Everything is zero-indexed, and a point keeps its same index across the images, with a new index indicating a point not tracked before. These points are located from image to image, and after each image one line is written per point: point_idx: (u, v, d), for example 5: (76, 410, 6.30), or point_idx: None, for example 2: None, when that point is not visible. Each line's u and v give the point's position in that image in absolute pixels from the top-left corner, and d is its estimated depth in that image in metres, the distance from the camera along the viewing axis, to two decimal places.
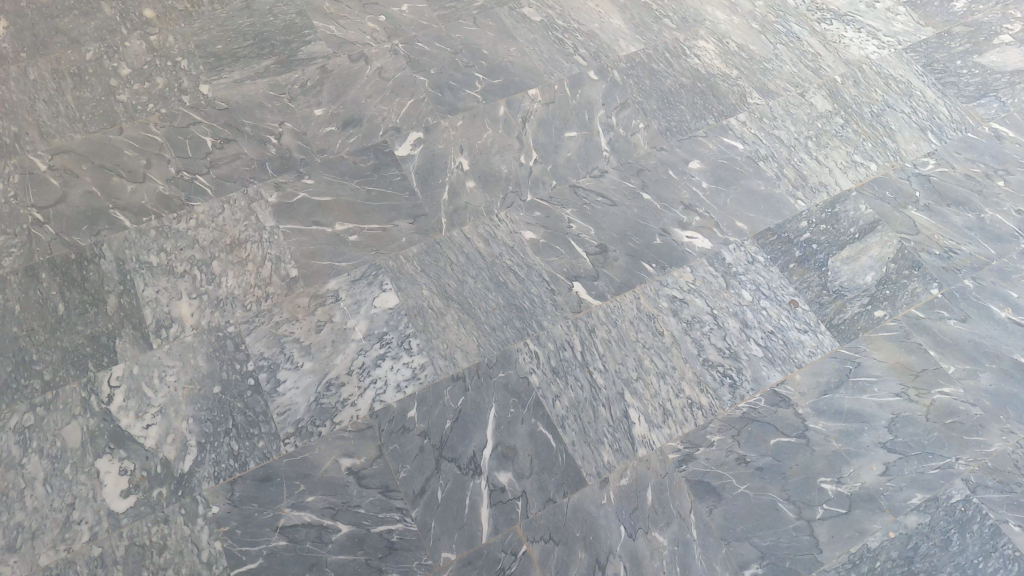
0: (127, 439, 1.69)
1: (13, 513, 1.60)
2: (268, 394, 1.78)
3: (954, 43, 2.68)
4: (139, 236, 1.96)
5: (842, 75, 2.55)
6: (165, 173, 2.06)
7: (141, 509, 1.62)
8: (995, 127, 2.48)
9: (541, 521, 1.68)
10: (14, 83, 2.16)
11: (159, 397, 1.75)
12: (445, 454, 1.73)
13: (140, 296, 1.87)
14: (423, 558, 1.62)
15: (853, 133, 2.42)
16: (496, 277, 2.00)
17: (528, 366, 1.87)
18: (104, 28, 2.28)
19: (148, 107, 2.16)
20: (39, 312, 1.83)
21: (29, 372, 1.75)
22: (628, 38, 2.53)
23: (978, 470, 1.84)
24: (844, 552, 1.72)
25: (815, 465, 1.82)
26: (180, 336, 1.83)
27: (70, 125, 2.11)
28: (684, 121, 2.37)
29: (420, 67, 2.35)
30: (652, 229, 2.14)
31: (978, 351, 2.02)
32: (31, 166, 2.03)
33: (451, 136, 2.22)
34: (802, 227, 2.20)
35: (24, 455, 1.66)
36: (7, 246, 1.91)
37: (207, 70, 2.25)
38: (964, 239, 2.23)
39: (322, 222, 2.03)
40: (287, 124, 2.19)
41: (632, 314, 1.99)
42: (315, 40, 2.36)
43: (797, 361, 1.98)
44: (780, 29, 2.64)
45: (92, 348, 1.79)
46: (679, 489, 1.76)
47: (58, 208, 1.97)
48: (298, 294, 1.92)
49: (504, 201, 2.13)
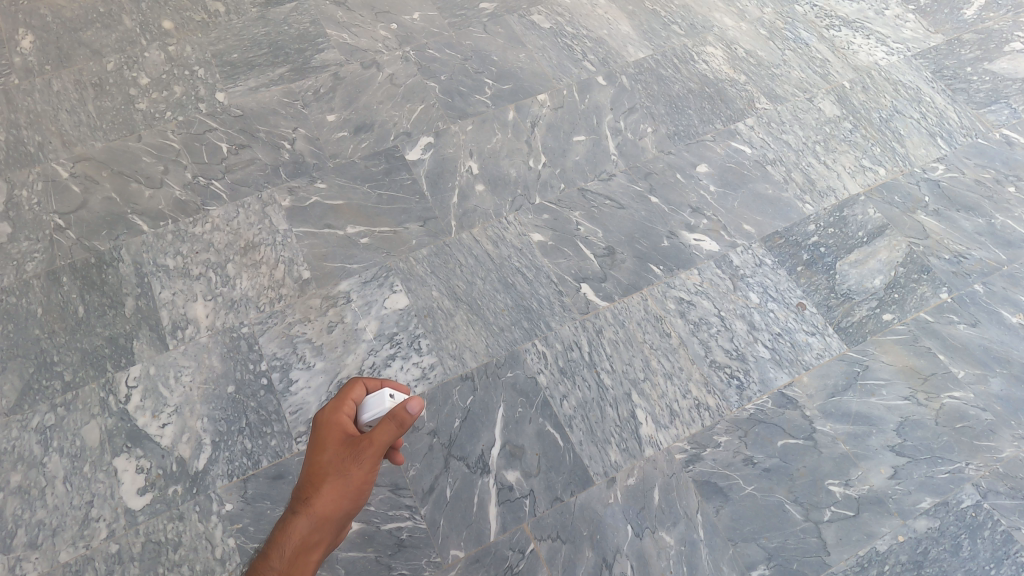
0: (144, 438, 1.73)
1: (34, 510, 1.64)
2: (281, 393, 1.81)
3: (964, 49, 2.68)
4: (157, 240, 2.01)
5: (850, 80, 2.56)
6: (181, 179, 2.11)
7: (157, 506, 1.66)
8: (1006, 133, 2.48)
9: (548, 520, 1.70)
10: (38, 94, 2.22)
11: (175, 397, 1.79)
12: (454, 453, 1.76)
13: (157, 299, 1.92)
14: (432, 555, 1.64)
15: (861, 138, 2.43)
16: (505, 278, 2.03)
17: (536, 366, 1.89)
18: (124, 39, 2.35)
19: (166, 115, 2.22)
20: (60, 315, 1.88)
21: (50, 374, 1.80)
22: (637, 43, 2.56)
23: (989, 475, 1.83)
24: (853, 555, 1.71)
25: (823, 467, 1.82)
26: (195, 337, 1.87)
27: (91, 134, 2.17)
28: (691, 126, 2.39)
29: (430, 73, 2.39)
30: (660, 232, 2.16)
31: (987, 356, 2.01)
32: (53, 173, 2.09)
33: (461, 140, 2.26)
34: (809, 230, 2.21)
35: (45, 454, 1.70)
36: (30, 251, 1.97)
37: (224, 78, 2.31)
38: (974, 244, 2.22)
39: (334, 225, 2.07)
40: (300, 130, 2.24)
41: (639, 315, 2.01)
42: (328, 48, 2.41)
43: (805, 363, 1.98)
44: (789, 36, 2.66)
45: (110, 349, 1.84)
46: (686, 489, 1.77)
47: (79, 214, 2.03)
48: (310, 295, 1.95)
49: (513, 205, 2.16)
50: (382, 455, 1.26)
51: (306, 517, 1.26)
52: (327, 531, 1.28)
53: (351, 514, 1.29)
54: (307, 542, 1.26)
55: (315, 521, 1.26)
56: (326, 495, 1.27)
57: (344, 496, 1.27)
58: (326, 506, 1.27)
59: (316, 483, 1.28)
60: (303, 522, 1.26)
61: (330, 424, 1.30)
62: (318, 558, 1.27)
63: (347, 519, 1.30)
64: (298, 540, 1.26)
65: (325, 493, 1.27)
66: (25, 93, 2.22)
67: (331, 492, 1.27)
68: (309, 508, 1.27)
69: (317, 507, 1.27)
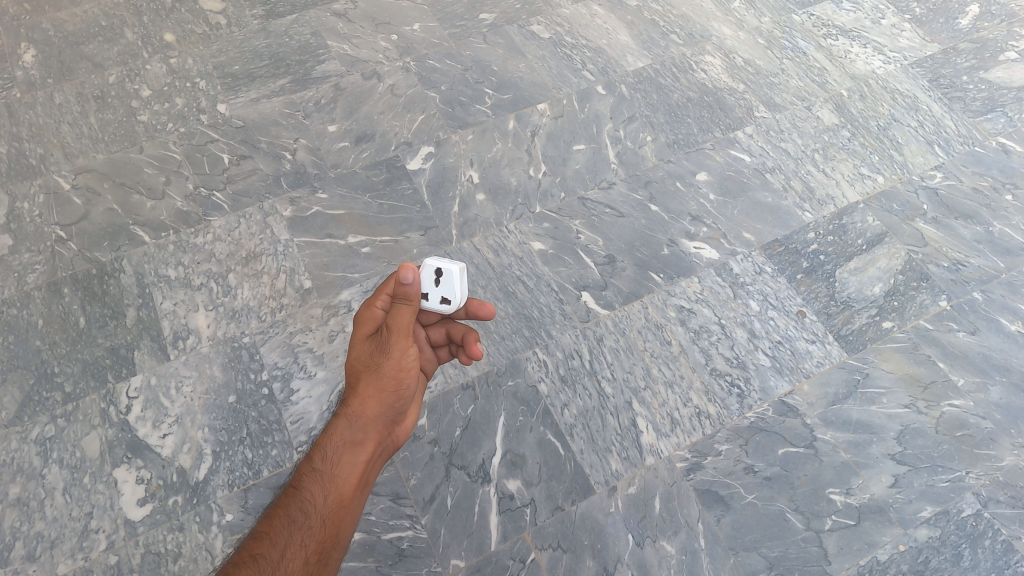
0: (144, 449, 1.73)
1: (33, 521, 1.64)
2: (282, 403, 1.81)
3: (960, 58, 2.70)
4: (158, 250, 2.02)
5: (848, 89, 2.58)
6: (183, 190, 2.13)
7: (157, 517, 1.66)
8: (1003, 141, 2.49)
9: (549, 529, 1.70)
10: (41, 107, 2.24)
11: (176, 407, 1.79)
12: (455, 462, 1.76)
13: (158, 309, 1.93)
14: (433, 564, 1.64)
15: (860, 146, 2.44)
16: (505, 287, 2.03)
17: (537, 375, 1.90)
18: (127, 52, 2.37)
19: (168, 126, 2.24)
20: (61, 326, 1.89)
21: (51, 385, 1.80)
22: (636, 53, 2.58)
23: (989, 484, 1.83)
24: (853, 564, 1.71)
25: (824, 475, 1.82)
26: (196, 346, 1.88)
27: (93, 145, 2.18)
28: (691, 134, 2.40)
29: (431, 84, 2.41)
30: (660, 240, 2.17)
31: (987, 363, 2.02)
32: (55, 185, 2.11)
33: (461, 150, 2.27)
34: (809, 238, 2.22)
35: (45, 465, 1.70)
36: (32, 263, 1.98)
37: (225, 90, 2.33)
38: (972, 252, 2.23)
39: (335, 235, 2.08)
40: (301, 141, 2.25)
41: (640, 323, 2.01)
42: (329, 59, 2.43)
43: (805, 371, 1.98)
44: (786, 45, 2.68)
45: (111, 360, 1.84)
46: (687, 498, 1.76)
47: (80, 225, 2.04)
48: (311, 305, 1.96)
49: (514, 213, 2.17)
50: (405, 336, 1.30)
51: (350, 417, 1.33)
52: (370, 429, 1.34)
53: (392, 410, 1.35)
54: (351, 441, 1.32)
55: (359, 420, 1.33)
56: (367, 393, 1.33)
57: (383, 390, 1.32)
58: (369, 403, 1.33)
59: (354, 382, 1.34)
60: (347, 422, 1.33)
61: (364, 319, 1.34)
62: (365, 458, 1.33)
63: (393, 418, 1.37)
64: (343, 440, 1.32)
65: (366, 386, 1.33)
66: (27, 106, 2.24)
67: (369, 389, 1.33)
68: (350, 407, 1.34)
69: (359, 406, 1.33)
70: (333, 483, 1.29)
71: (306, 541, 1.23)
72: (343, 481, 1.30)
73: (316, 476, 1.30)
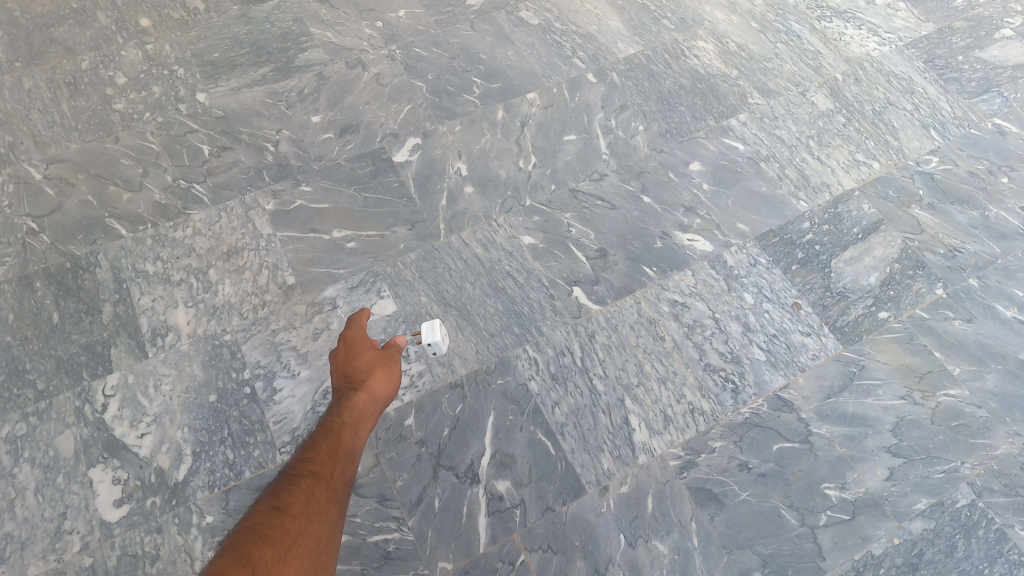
0: (121, 448, 1.69)
1: (4, 522, 1.60)
2: (264, 403, 1.77)
3: (956, 38, 2.65)
4: (135, 244, 1.96)
5: (843, 73, 2.52)
6: (161, 182, 2.06)
7: (134, 518, 1.62)
8: (999, 123, 2.45)
9: (539, 530, 1.67)
10: (10, 92, 2.16)
11: (154, 406, 1.75)
12: (443, 462, 1.72)
13: (136, 305, 1.87)
14: (420, 567, 1.61)
15: (854, 131, 2.39)
16: (495, 283, 1.99)
17: (527, 372, 1.86)
18: (100, 37, 2.29)
19: (145, 115, 2.17)
20: (34, 321, 1.83)
21: (23, 382, 1.75)
22: (627, 39, 2.51)
23: (985, 474, 1.81)
24: (848, 559, 1.69)
25: (819, 471, 1.80)
26: (176, 344, 1.83)
27: (66, 134, 2.11)
28: (683, 123, 2.35)
29: (417, 72, 2.34)
30: (652, 232, 2.12)
31: (983, 351, 1.99)
32: (26, 175, 2.04)
33: (449, 141, 2.21)
34: (804, 228, 2.18)
35: (17, 464, 1.66)
36: (2, 256, 1.91)
37: (204, 78, 2.25)
38: (969, 238, 2.19)
39: (319, 230, 2.02)
40: (284, 132, 2.19)
41: (632, 319, 1.97)
42: (312, 47, 2.36)
43: (800, 365, 1.95)
44: (780, 28, 2.62)
45: (87, 356, 1.79)
46: (680, 496, 1.74)
47: (53, 217, 1.98)
48: (295, 302, 1.91)
49: (503, 207, 2.11)
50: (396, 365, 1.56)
51: (357, 393, 1.42)
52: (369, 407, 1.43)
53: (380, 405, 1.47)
54: (361, 409, 1.40)
55: (365, 397, 1.43)
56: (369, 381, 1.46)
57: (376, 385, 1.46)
58: (371, 389, 1.45)
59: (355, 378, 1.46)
60: (356, 396, 1.41)
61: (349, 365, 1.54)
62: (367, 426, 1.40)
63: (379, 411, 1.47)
64: (356, 406, 1.39)
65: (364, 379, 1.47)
66: None
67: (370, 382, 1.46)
68: (356, 388, 1.44)
69: (367, 387, 1.45)
70: (353, 433, 1.33)
71: (344, 467, 1.22)
72: (358, 434, 1.35)
73: (338, 425, 1.32)
